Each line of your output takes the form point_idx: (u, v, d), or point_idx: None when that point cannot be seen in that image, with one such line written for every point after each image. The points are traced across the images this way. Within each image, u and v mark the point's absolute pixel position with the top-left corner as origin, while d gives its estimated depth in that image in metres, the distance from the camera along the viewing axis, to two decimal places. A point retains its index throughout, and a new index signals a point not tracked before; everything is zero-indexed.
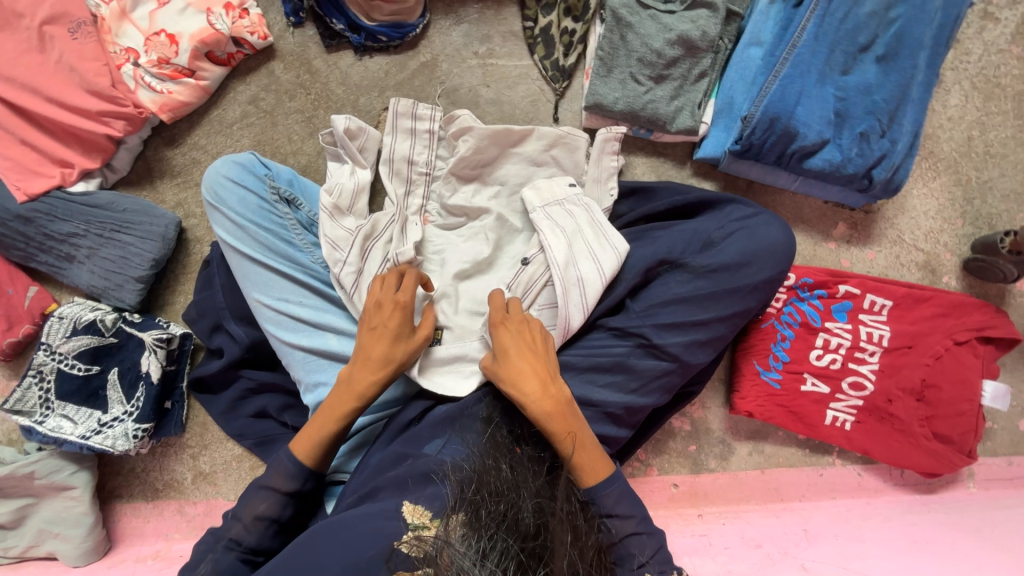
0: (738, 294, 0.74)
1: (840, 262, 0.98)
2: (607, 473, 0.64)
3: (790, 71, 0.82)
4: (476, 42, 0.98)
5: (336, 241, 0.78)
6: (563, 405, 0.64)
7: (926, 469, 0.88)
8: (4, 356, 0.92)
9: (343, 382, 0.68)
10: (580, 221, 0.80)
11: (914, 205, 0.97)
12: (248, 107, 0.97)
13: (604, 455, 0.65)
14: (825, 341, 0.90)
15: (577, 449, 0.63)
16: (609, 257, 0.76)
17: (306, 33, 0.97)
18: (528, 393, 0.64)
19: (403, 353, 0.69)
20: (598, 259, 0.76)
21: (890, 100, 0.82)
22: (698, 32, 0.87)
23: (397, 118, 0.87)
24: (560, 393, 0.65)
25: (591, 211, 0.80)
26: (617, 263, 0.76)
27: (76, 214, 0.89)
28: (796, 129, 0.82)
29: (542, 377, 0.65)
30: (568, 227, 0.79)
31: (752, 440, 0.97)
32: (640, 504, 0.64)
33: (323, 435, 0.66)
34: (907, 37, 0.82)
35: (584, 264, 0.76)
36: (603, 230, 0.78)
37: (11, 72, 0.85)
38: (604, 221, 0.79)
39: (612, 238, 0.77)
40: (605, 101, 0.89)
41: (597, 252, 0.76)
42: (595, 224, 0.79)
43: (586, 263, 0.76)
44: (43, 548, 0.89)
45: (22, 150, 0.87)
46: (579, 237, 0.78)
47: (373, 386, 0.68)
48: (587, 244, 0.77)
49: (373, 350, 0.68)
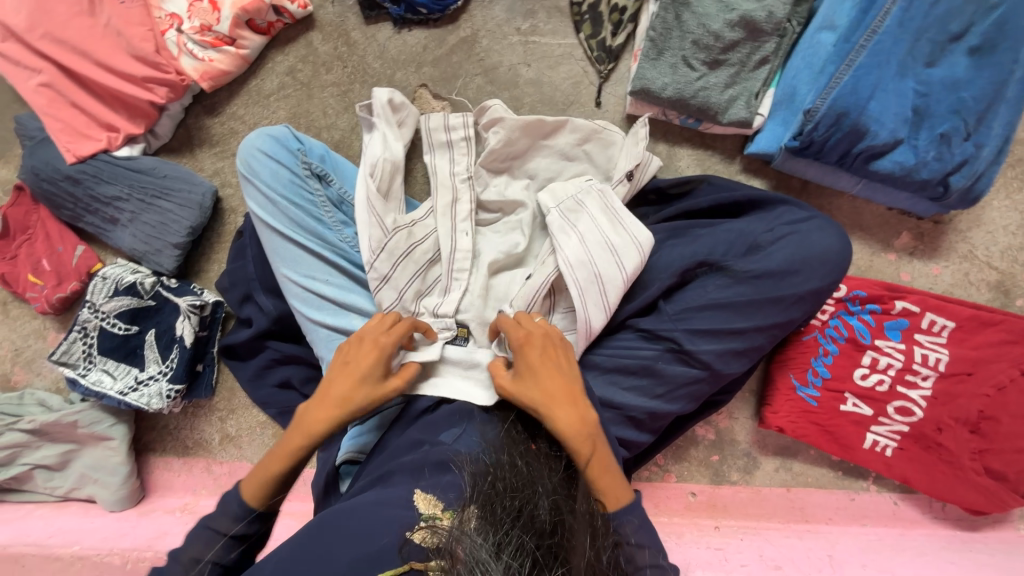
0: (782, 304, 0.69)
1: (898, 276, 0.90)
2: (627, 499, 0.62)
3: (865, 60, 0.74)
4: (519, 18, 0.93)
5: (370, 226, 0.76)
6: (589, 428, 0.62)
7: (973, 506, 0.81)
8: (54, 310, 0.97)
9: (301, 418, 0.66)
10: (596, 216, 0.75)
11: (992, 218, 0.88)
12: (286, 78, 0.96)
13: (625, 481, 0.63)
14: (872, 360, 0.83)
15: (600, 474, 0.61)
16: (630, 253, 0.72)
17: (346, 3, 0.94)
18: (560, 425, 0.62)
19: (365, 392, 0.65)
20: (618, 255, 0.72)
21: (979, 99, 0.73)
22: (763, 12, 0.79)
23: (429, 134, 0.84)
24: (587, 417, 0.63)
25: (604, 196, 0.76)
26: (637, 261, 0.72)
27: (120, 178, 0.91)
28: (866, 127, 0.75)
29: (557, 397, 0.63)
30: (584, 221, 0.75)
31: (780, 456, 0.92)
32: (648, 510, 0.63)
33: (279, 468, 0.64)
34: (1010, 25, 0.72)
35: (603, 261, 0.72)
36: (621, 223, 0.74)
37: (63, 34, 0.87)
38: (622, 212, 0.75)
39: (633, 233, 0.73)
40: (652, 87, 0.83)
41: (617, 247, 0.73)
42: (613, 216, 0.75)
43: (606, 259, 0.72)
44: (84, 491, 0.95)
45: (72, 113, 0.90)
46: (593, 232, 0.74)
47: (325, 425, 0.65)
48: (607, 237, 0.73)
49: (334, 389, 0.66)
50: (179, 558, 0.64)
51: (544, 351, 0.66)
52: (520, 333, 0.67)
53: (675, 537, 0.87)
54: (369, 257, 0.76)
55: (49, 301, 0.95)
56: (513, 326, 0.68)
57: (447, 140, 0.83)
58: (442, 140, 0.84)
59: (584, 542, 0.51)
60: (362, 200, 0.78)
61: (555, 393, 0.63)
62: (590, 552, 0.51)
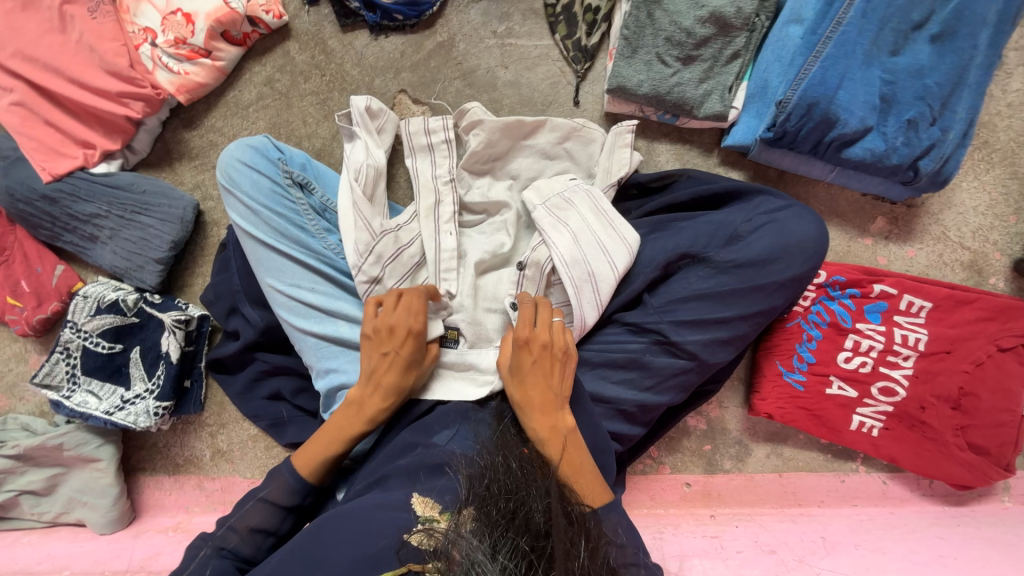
0: (763, 292, 0.70)
1: (876, 260, 0.92)
2: (604, 500, 0.62)
3: (832, 52, 0.76)
4: (494, 21, 0.94)
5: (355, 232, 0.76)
6: (564, 433, 0.64)
7: (960, 481, 0.84)
8: (34, 332, 0.95)
9: (351, 403, 0.69)
10: (586, 212, 0.76)
11: (962, 199, 0.90)
12: (264, 88, 0.96)
13: (604, 483, 0.63)
14: (855, 343, 0.85)
15: (574, 476, 0.62)
16: (621, 251, 0.73)
17: (322, 12, 0.94)
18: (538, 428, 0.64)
19: (409, 378, 0.69)
20: (609, 254, 0.73)
21: (943, 84, 0.76)
22: (733, 8, 0.81)
23: (410, 138, 0.84)
24: (562, 423, 0.64)
25: (594, 196, 0.77)
26: (629, 258, 0.73)
27: (99, 195, 0.90)
28: (836, 116, 0.76)
29: (548, 399, 0.65)
30: (574, 220, 0.75)
31: (771, 442, 0.94)
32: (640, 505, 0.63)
33: (324, 455, 0.68)
34: (968, 13, 0.74)
35: (596, 260, 0.73)
36: (612, 222, 0.75)
37: (34, 52, 0.86)
38: (612, 212, 0.76)
39: (622, 229, 0.74)
40: (628, 84, 0.84)
41: (608, 245, 0.73)
42: (603, 215, 0.75)
43: (598, 258, 0.73)
44: (73, 515, 0.93)
45: (46, 131, 0.89)
46: (583, 229, 0.74)
47: (384, 411, 0.69)
48: (598, 237, 0.74)
49: (383, 378, 0.68)
50: (237, 528, 0.65)
51: (542, 355, 0.66)
52: (528, 331, 0.66)
53: (672, 527, 0.88)
54: (355, 261, 0.76)
55: (29, 323, 0.93)
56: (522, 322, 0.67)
57: (427, 144, 0.84)
58: (423, 143, 0.84)
59: (579, 544, 0.50)
60: (347, 206, 0.78)
61: (539, 397, 0.65)
62: (584, 555, 0.50)
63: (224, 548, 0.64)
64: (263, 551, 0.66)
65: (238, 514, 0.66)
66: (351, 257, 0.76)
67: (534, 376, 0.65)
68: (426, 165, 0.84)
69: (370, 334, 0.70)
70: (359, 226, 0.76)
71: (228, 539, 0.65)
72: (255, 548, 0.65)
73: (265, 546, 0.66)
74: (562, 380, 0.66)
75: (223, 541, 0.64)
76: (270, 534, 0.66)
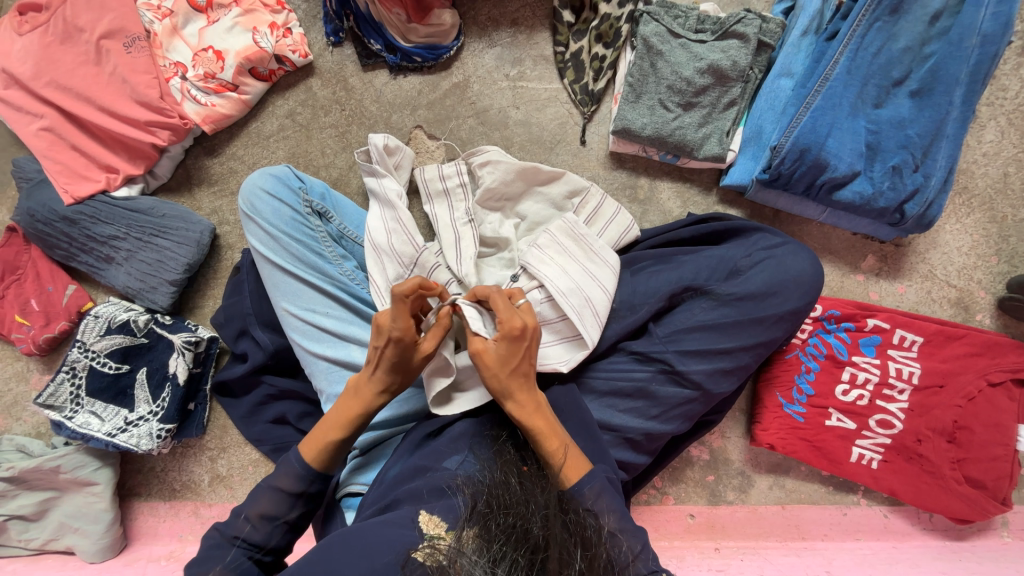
0: (764, 324, 0.73)
1: (868, 295, 0.97)
2: (586, 469, 0.63)
3: (820, 103, 0.82)
4: (507, 65, 1.00)
5: (404, 253, 0.81)
6: (540, 404, 0.66)
7: (957, 514, 0.85)
8: (40, 351, 0.95)
9: (350, 391, 0.68)
10: (569, 244, 0.80)
11: (946, 240, 0.95)
12: (285, 121, 1.01)
13: (582, 457, 0.65)
14: (851, 376, 0.88)
15: (563, 448, 0.64)
16: (607, 274, 0.79)
17: (345, 52, 1.00)
18: (523, 402, 0.65)
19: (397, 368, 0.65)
20: (598, 279, 0.78)
21: (923, 135, 0.82)
22: (729, 62, 0.88)
23: (426, 185, 0.89)
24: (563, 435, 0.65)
25: (569, 223, 0.81)
26: (614, 277, 0.79)
27: (119, 218, 0.92)
28: (826, 161, 0.82)
29: (521, 369, 0.65)
30: (560, 254, 0.79)
31: (773, 473, 0.95)
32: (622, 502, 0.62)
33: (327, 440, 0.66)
34: (943, 73, 0.81)
35: (589, 287, 0.77)
36: (592, 248, 0.80)
37: (68, 82, 0.90)
38: (589, 237, 0.80)
39: (602, 253, 0.80)
40: (633, 127, 0.90)
41: (595, 272, 0.78)
42: (583, 242, 0.80)
43: (590, 285, 0.77)
44: (63, 542, 0.91)
45: (73, 156, 0.92)
46: (571, 262, 0.79)
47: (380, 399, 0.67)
48: (584, 266, 0.79)
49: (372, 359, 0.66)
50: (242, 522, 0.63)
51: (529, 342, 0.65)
52: (516, 323, 0.63)
53: (677, 561, 0.88)
54: (400, 272, 0.81)
55: (35, 342, 0.94)
56: (502, 311, 0.64)
57: (443, 189, 0.88)
58: (439, 189, 0.88)
59: (575, 553, 0.51)
60: (384, 229, 0.83)
61: (516, 371, 0.65)
62: (581, 566, 0.50)
63: (239, 537, 0.63)
64: (274, 535, 0.64)
65: (248, 501, 0.64)
66: (396, 268, 0.81)
67: (521, 363, 0.65)
68: (444, 210, 0.88)
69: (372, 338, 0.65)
70: (393, 236, 0.82)
71: (240, 528, 0.63)
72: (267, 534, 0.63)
73: (277, 531, 0.64)
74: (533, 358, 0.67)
75: (236, 529, 0.63)
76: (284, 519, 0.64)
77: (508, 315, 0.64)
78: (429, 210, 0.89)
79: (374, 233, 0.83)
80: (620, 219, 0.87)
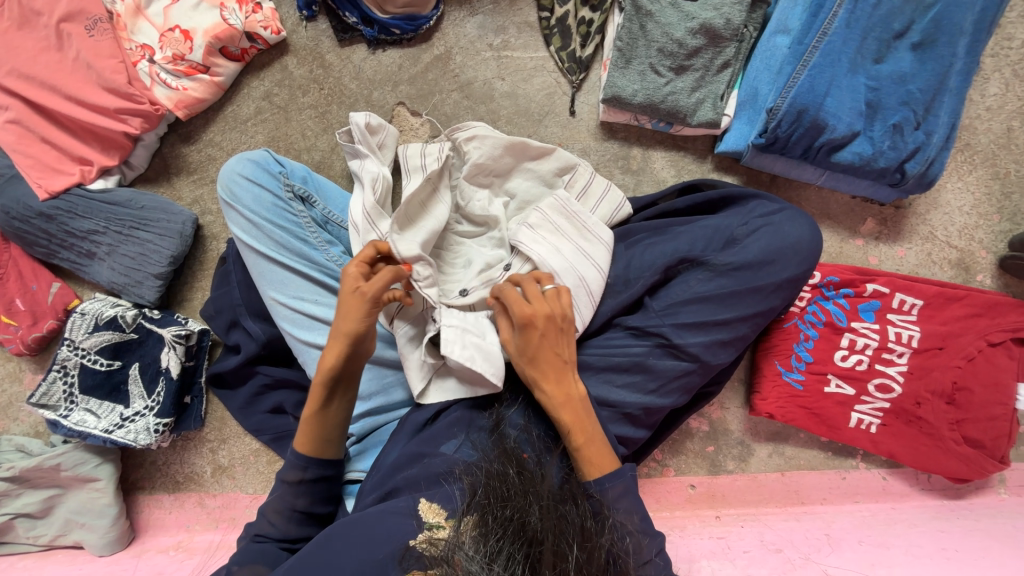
0: (762, 293, 0.72)
1: (867, 260, 0.95)
2: (611, 467, 0.62)
3: (819, 60, 0.78)
4: (490, 34, 0.95)
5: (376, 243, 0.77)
6: (571, 397, 0.65)
7: (955, 474, 0.85)
8: (30, 351, 0.94)
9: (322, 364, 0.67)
10: (562, 222, 0.78)
11: (947, 200, 0.93)
12: (262, 103, 0.97)
13: (610, 451, 0.64)
14: (851, 342, 0.87)
15: (586, 443, 0.63)
16: (600, 250, 0.77)
17: (319, 28, 0.96)
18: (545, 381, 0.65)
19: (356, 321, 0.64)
20: (592, 257, 0.76)
21: (925, 90, 0.78)
22: (722, 20, 0.84)
23: (405, 162, 0.85)
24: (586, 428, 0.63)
25: (562, 199, 0.79)
26: (608, 255, 0.78)
27: (96, 212, 0.89)
28: (825, 122, 0.79)
29: (546, 356, 0.65)
30: (553, 232, 0.77)
31: (773, 442, 0.95)
32: (643, 503, 0.62)
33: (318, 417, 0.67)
34: (945, 22, 0.77)
35: (583, 266, 0.75)
36: (586, 225, 0.78)
37: (30, 70, 0.86)
38: (582, 213, 0.78)
39: (595, 229, 0.78)
40: (623, 94, 0.87)
41: (589, 250, 0.77)
42: (575, 219, 0.78)
43: (584, 264, 0.76)
44: (70, 537, 0.91)
45: (43, 148, 0.88)
46: (564, 242, 0.77)
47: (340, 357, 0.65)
48: (577, 244, 0.77)
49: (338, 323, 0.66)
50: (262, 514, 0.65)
51: (547, 329, 0.65)
52: (527, 310, 0.64)
53: (678, 530, 0.89)
54: None
55: (24, 341, 0.92)
56: (518, 301, 0.65)
57: (421, 165, 0.84)
58: (417, 165, 0.85)
59: (573, 545, 0.51)
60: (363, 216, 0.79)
61: (538, 356, 0.65)
62: (579, 557, 0.51)
63: (261, 534, 0.66)
64: (293, 528, 0.66)
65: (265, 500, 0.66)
66: None
67: (544, 349, 0.65)
68: (417, 184, 0.83)
69: (340, 293, 0.66)
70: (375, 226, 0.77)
71: (260, 526, 0.66)
72: (283, 529, 0.65)
73: (294, 523, 0.66)
74: (564, 348, 0.66)
75: (258, 527, 0.66)
76: (302, 512, 0.66)
77: (533, 302, 0.66)
78: (404, 185, 0.85)
79: (357, 222, 0.79)
80: (610, 197, 0.84)
